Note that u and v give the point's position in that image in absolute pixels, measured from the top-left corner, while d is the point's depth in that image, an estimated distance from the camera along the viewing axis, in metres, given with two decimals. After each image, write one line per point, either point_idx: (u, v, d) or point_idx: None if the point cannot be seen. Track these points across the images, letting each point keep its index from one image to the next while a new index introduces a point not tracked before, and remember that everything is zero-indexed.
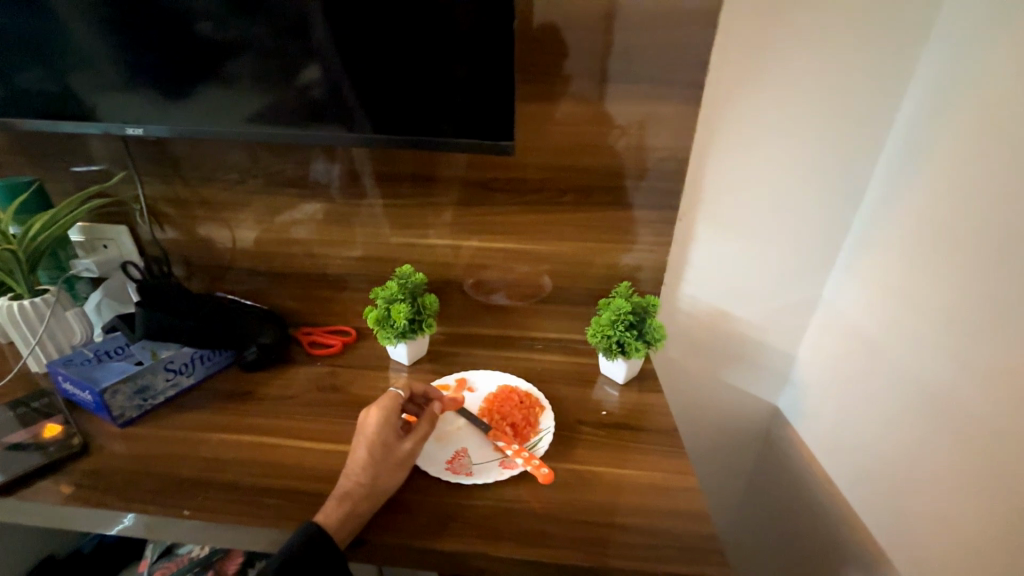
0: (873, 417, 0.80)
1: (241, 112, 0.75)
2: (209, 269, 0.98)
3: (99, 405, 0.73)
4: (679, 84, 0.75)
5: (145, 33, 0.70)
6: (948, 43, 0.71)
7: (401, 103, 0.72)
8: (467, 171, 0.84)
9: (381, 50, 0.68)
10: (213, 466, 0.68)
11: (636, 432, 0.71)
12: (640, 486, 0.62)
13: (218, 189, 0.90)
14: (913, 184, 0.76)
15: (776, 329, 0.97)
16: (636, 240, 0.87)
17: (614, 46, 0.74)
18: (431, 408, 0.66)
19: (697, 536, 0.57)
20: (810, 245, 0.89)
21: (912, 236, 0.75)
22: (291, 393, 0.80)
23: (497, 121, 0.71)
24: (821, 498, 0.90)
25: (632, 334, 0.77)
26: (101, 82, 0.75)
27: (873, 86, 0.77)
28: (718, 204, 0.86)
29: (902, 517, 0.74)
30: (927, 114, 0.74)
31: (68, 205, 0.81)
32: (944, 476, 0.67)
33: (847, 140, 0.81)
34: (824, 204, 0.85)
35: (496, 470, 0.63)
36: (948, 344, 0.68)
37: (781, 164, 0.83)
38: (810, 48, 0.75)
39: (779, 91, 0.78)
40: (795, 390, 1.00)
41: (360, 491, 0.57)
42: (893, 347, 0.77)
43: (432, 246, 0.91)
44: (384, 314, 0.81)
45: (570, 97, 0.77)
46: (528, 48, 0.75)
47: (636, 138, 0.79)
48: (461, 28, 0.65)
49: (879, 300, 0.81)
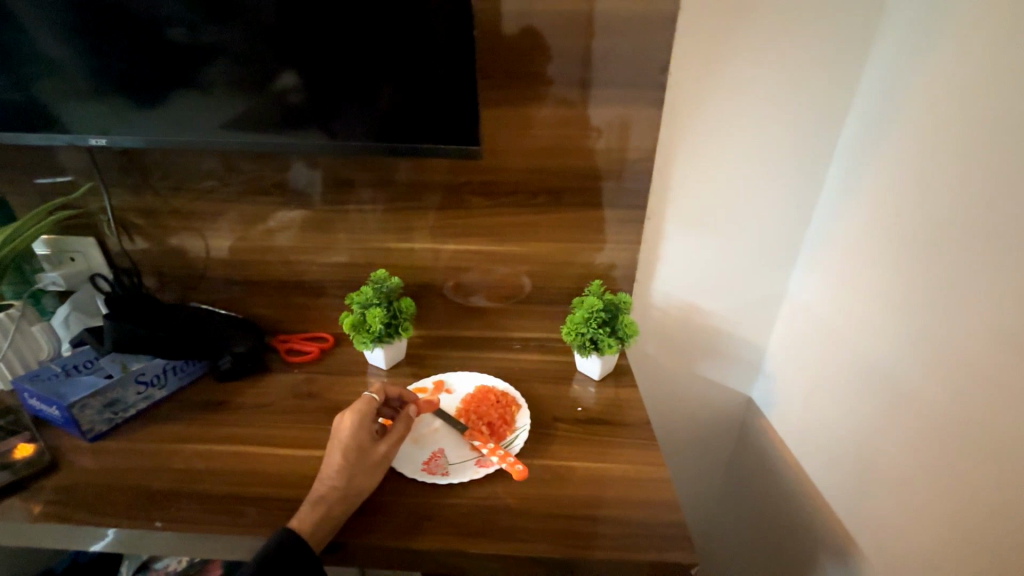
0: (836, 403, 0.83)
1: (210, 120, 0.75)
2: (182, 279, 0.97)
3: (67, 420, 0.71)
4: (644, 86, 0.77)
5: (108, 43, 0.70)
6: (891, 44, 0.75)
7: (371, 109, 0.72)
8: (439, 175, 0.85)
9: (349, 58, 0.69)
10: (187, 476, 0.67)
11: (610, 427, 0.73)
12: (613, 478, 0.64)
13: (189, 198, 0.89)
14: (864, 180, 0.80)
15: (745, 322, 1.00)
16: (608, 239, 0.89)
17: (579, 50, 0.76)
18: (406, 411, 0.67)
19: (667, 524, 0.58)
20: (774, 240, 0.92)
21: (865, 229, 0.79)
22: (267, 401, 0.80)
23: (465, 125, 0.72)
24: (792, 484, 0.93)
25: (605, 331, 0.79)
26: (63, 91, 0.74)
27: (825, 87, 0.81)
28: (685, 202, 0.89)
29: (862, 496, 0.77)
30: (873, 114, 0.78)
31: (31, 218, 0.80)
32: (898, 455, 0.71)
33: (804, 138, 0.84)
34: (785, 200, 0.89)
35: (472, 469, 0.64)
36: (899, 331, 0.72)
37: (742, 162, 0.86)
38: (764, 51, 0.78)
39: (738, 93, 0.81)
40: (766, 381, 1.03)
41: (335, 494, 0.57)
42: (852, 335, 0.81)
43: (408, 251, 0.92)
44: (360, 319, 0.81)
45: (538, 101, 0.79)
46: (496, 53, 0.76)
47: (605, 139, 0.81)
48: (428, 35, 0.66)
49: (838, 291, 0.84)
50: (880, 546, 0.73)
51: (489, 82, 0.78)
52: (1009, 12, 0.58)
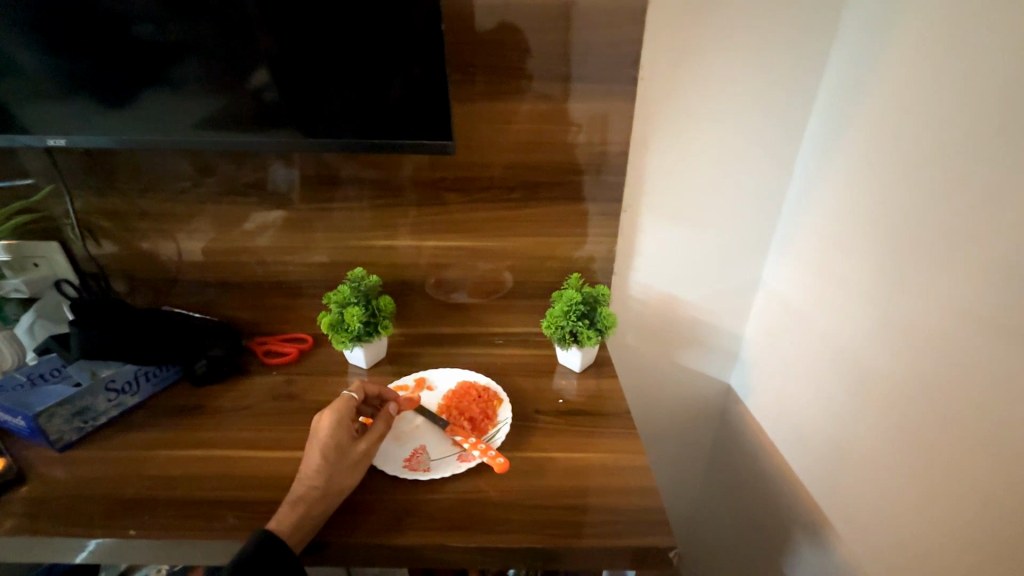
0: (811, 388, 0.86)
1: (177, 120, 0.73)
2: (154, 283, 0.94)
3: (34, 430, 0.69)
4: (617, 80, 0.78)
5: (67, 41, 0.67)
6: (854, 40, 0.77)
7: (347, 106, 0.72)
8: (415, 172, 0.84)
9: (321, 55, 0.68)
10: (162, 483, 0.66)
11: (590, 417, 0.73)
12: (594, 468, 0.65)
13: (159, 199, 0.87)
14: (831, 172, 0.82)
15: (722, 312, 1.03)
16: (586, 233, 0.89)
17: (552, 45, 0.76)
18: (386, 408, 0.66)
19: (647, 510, 0.59)
20: (747, 230, 0.95)
21: (833, 219, 0.82)
22: (245, 405, 0.78)
23: (439, 121, 0.72)
24: (770, 467, 0.96)
25: (584, 323, 0.80)
26: (19, 90, 0.71)
27: (793, 80, 0.83)
28: (661, 195, 0.90)
29: (837, 477, 0.79)
30: (838, 107, 0.80)
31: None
32: (871, 436, 0.73)
33: (774, 130, 0.86)
34: (757, 192, 0.91)
35: (454, 464, 0.64)
36: (870, 316, 0.74)
37: (715, 156, 0.88)
38: (734, 45, 0.80)
39: (709, 87, 0.83)
40: (743, 369, 1.06)
41: (315, 493, 0.57)
42: (824, 322, 0.83)
43: (387, 249, 0.91)
44: (338, 318, 0.81)
45: (513, 96, 0.79)
46: (470, 48, 0.76)
47: (580, 133, 0.82)
48: (398, 30, 0.66)
49: (810, 280, 0.87)
50: (854, 524, 0.76)
51: (463, 77, 0.78)
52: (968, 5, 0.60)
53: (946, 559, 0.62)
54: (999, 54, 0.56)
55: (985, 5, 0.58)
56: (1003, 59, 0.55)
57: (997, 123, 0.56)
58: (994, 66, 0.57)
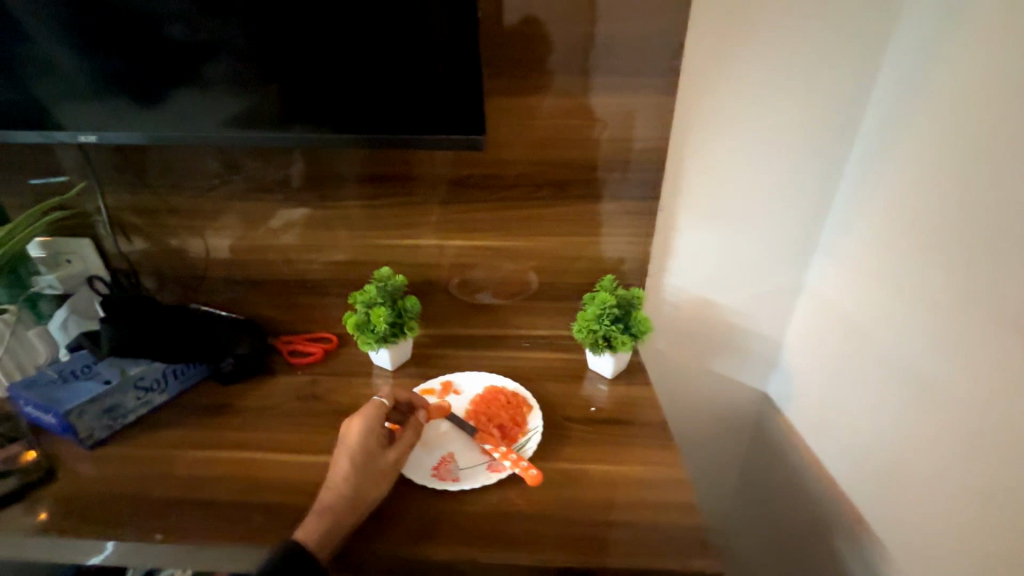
0: (858, 400, 0.80)
1: (204, 116, 0.72)
2: (182, 280, 0.95)
3: (65, 427, 0.69)
4: (656, 73, 0.74)
5: (99, 38, 0.67)
6: (916, 25, 0.71)
7: (373, 102, 0.70)
8: (443, 169, 0.82)
9: (349, 49, 0.66)
10: (188, 484, 0.65)
11: (624, 427, 0.70)
12: (630, 481, 0.61)
13: (186, 196, 0.86)
14: (884, 168, 0.76)
15: (761, 315, 0.97)
16: (618, 233, 0.86)
17: (588, 36, 0.72)
18: (416, 417, 0.65)
19: (689, 529, 0.56)
20: (790, 229, 0.89)
21: (885, 217, 0.75)
22: (270, 405, 0.78)
23: (469, 116, 0.69)
24: (810, 479, 0.90)
25: (618, 328, 0.76)
26: (52, 87, 0.71)
27: (846, 67, 0.77)
28: (699, 193, 0.85)
29: (885, 495, 0.74)
30: (895, 99, 0.74)
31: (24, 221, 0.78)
32: (921, 452, 0.68)
33: (823, 123, 0.80)
34: (802, 190, 0.85)
35: (484, 474, 0.62)
36: (924, 324, 0.68)
37: (758, 151, 0.82)
38: (781, 33, 0.75)
39: (753, 78, 0.77)
40: (783, 376, 1.00)
41: (342, 503, 0.55)
42: (875, 329, 0.77)
43: (412, 248, 0.89)
44: (364, 319, 0.79)
45: (546, 91, 0.76)
46: (500, 40, 0.73)
47: (615, 128, 0.78)
48: (430, 22, 0.63)
49: (859, 283, 0.81)
50: (906, 548, 0.70)
51: (494, 72, 0.75)
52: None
53: None
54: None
55: None
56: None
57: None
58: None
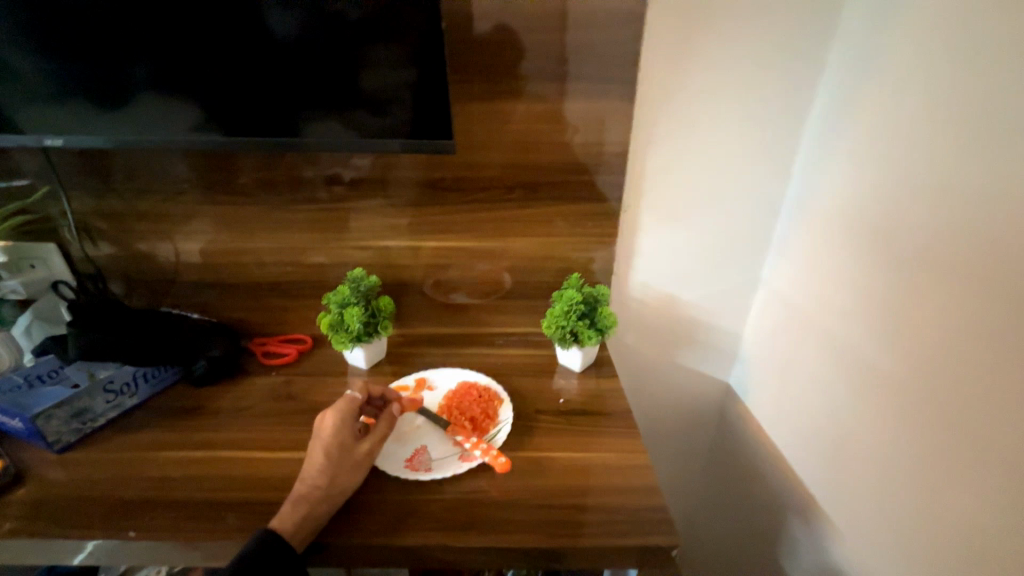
0: (811, 388, 0.86)
1: (175, 120, 0.73)
2: (152, 285, 0.94)
3: (32, 432, 0.69)
4: (616, 81, 0.78)
5: (66, 39, 0.67)
6: (850, 44, 0.78)
7: (348, 108, 0.72)
8: (416, 172, 0.84)
9: (322, 56, 0.68)
10: (162, 485, 0.65)
11: (591, 417, 0.74)
12: (595, 467, 0.65)
13: (157, 199, 0.86)
14: (828, 174, 0.83)
15: (722, 311, 1.03)
16: (587, 233, 0.90)
17: (552, 46, 0.76)
18: (389, 408, 0.67)
19: (647, 509, 0.60)
20: (746, 230, 0.95)
21: (830, 219, 0.82)
22: (245, 405, 0.78)
23: (438, 122, 0.72)
24: (769, 465, 0.96)
25: (585, 323, 0.80)
26: (17, 90, 0.70)
27: (792, 79, 0.83)
28: (661, 195, 0.90)
29: (838, 473, 0.79)
30: (835, 110, 0.81)
31: None
32: (870, 434, 0.73)
33: (774, 132, 0.87)
34: (756, 192, 0.92)
35: (456, 464, 0.65)
36: (868, 317, 0.74)
37: (715, 157, 0.88)
38: (734, 48, 0.81)
39: (709, 88, 0.83)
40: (743, 368, 1.06)
41: (317, 494, 0.57)
42: (823, 321, 0.83)
43: (386, 249, 0.91)
44: (337, 319, 0.81)
45: (514, 97, 0.79)
46: (471, 48, 0.76)
47: (592, 134, 0.82)
48: (400, 31, 0.66)
49: (809, 280, 0.87)
50: (854, 524, 0.76)
51: (463, 78, 0.78)
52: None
53: (947, 560, 0.61)
54: (999, 47, 0.56)
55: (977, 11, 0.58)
56: (1000, 52, 0.56)
57: (994, 113, 0.56)
58: (993, 56, 0.56)
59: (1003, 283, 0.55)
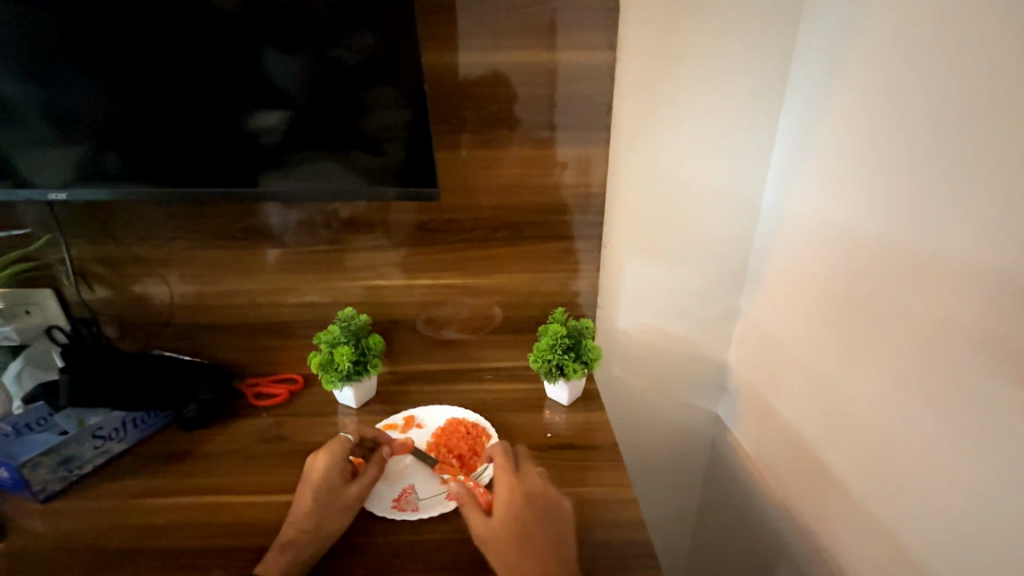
0: (792, 416, 0.87)
1: (179, 168, 0.77)
2: (145, 327, 0.96)
3: (18, 481, 0.69)
4: (593, 129, 0.84)
5: (81, 95, 0.72)
6: (802, 91, 0.83)
7: (340, 156, 0.76)
8: (406, 216, 0.88)
9: (319, 110, 0.73)
10: (146, 532, 0.65)
11: (578, 451, 0.76)
12: (578, 501, 0.68)
13: (152, 245, 0.89)
14: (792, 209, 0.87)
15: (702, 341, 1.05)
16: (572, 268, 0.93)
17: (532, 99, 0.82)
18: (378, 452, 0.71)
19: (627, 543, 0.63)
20: (722, 262, 0.99)
21: (798, 252, 0.85)
22: (235, 448, 0.79)
23: (425, 171, 0.76)
24: (759, 495, 0.96)
25: (570, 356, 0.82)
26: (28, 146, 0.75)
27: (755, 123, 0.89)
28: (640, 231, 0.94)
29: (824, 502, 0.79)
30: (794, 150, 0.86)
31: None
32: (847, 458, 0.75)
33: (740, 171, 0.92)
34: (728, 226, 0.96)
35: (443, 503, 0.67)
36: (835, 345, 0.77)
37: (688, 195, 0.93)
38: (697, 97, 0.86)
39: (677, 133, 0.88)
40: (730, 396, 1.07)
41: (304, 538, 0.60)
42: (797, 350, 0.86)
43: (377, 288, 0.93)
44: (328, 358, 0.82)
45: (497, 144, 0.84)
46: (455, 100, 0.81)
47: (574, 175, 0.86)
48: (390, 89, 0.71)
49: (782, 310, 0.90)
50: (843, 552, 0.76)
51: (450, 128, 0.83)
52: (899, 46, 0.64)
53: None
54: (931, 91, 0.60)
55: (904, 64, 0.64)
56: (936, 95, 0.59)
57: (928, 155, 0.61)
58: (929, 99, 0.60)
59: (956, 312, 0.58)
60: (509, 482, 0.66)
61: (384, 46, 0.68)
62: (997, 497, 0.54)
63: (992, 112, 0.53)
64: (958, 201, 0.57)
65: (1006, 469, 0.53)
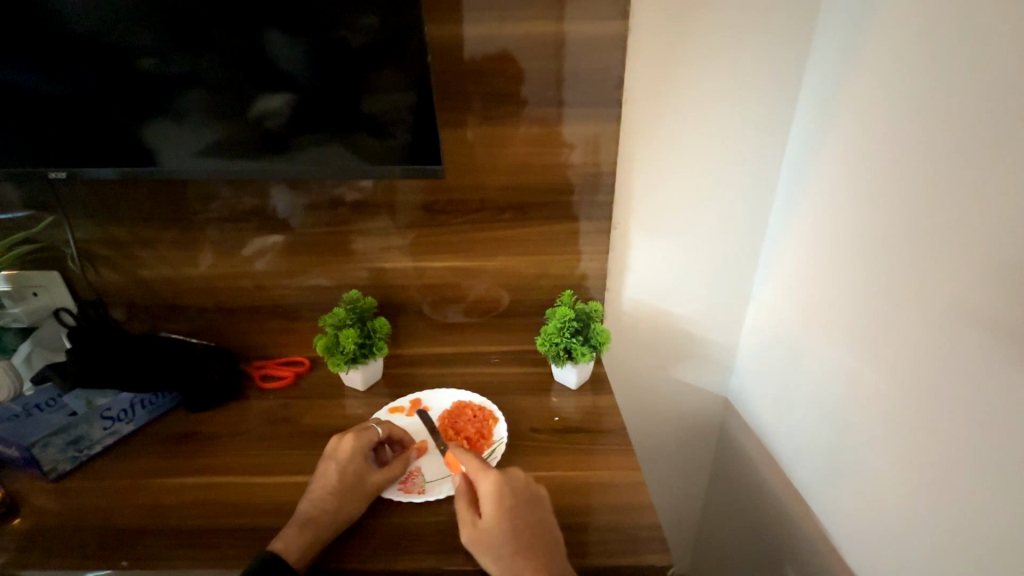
0: (803, 399, 0.85)
1: (185, 150, 0.75)
2: (151, 309, 0.95)
3: (29, 460, 0.70)
4: (603, 104, 0.81)
5: (80, 74, 0.70)
6: (824, 58, 0.78)
7: (343, 137, 0.74)
8: (410, 197, 0.86)
9: (320, 89, 0.70)
10: (153, 512, 0.66)
11: (586, 435, 0.76)
12: (586, 484, 0.68)
13: (155, 227, 0.88)
14: (807, 187, 0.83)
15: (713, 323, 1.03)
16: (580, 250, 0.91)
17: (540, 73, 0.79)
18: (407, 453, 0.70)
19: (636, 526, 0.63)
20: (735, 242, 0.96)
21: (813, 231, 0.82)
22: (242, 429, 0.79)
23: (429, 150, 0.74)
24: (767, 476, 0.96)
25: (578, 340, 0.81)
26: (29, 128, 0.74)
27: (773, 95, 0.84)
28: (650, 212, 0.92)
29: (831, 484, 0.78)
30: (811, 124, 0.81)
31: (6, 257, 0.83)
32: (859, 441, 0.73)
33: (756, 145, 0.88)
34: (743, 204, 0.93)
35: (449, 485, 0.68)
36: (848, 328, 0.74)
37: (701, 173, 0.89)
38: (709, 67, 0.82)
39: (690, 106, 0.84)
40: (740, 378, 1.05)
41: (323, 519, 0.61)
42: (808, 332, 0.83)
43: (382, 271, 0.92)
44: (333, 340, 0.82)
45: (503, 122, 0.81)
46: (459, 75, 0.79)
47: (583, 153, 0.84)
48: (391, 66, 0.68)
49: (794, 292, 0.87)
50: (848, 534, 0.75)
51: (455, 105, 0.80)
52: (925, 11, 0.60)
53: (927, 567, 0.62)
54: (955, 57, 0.56)
55: (934, 25, 0.59)
56: (964, 62, 0.55)
57: (951, 129, 0.57)
58: (956, 65, 0.56)
59: (967, 298, 0.56)
60: (494, 481, 0.59)
61: (387, 23, 0.65)
62: (1002, 481, 0.52)
63: (1014, 79, 0.50)
64: (973, 181, 0.54)
65: (1011, 458, 0.52)
